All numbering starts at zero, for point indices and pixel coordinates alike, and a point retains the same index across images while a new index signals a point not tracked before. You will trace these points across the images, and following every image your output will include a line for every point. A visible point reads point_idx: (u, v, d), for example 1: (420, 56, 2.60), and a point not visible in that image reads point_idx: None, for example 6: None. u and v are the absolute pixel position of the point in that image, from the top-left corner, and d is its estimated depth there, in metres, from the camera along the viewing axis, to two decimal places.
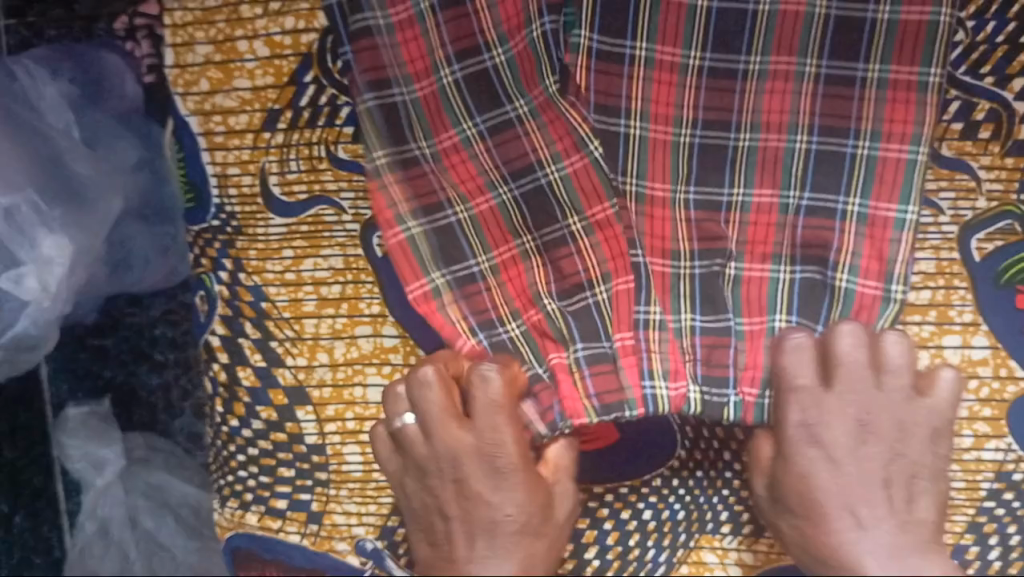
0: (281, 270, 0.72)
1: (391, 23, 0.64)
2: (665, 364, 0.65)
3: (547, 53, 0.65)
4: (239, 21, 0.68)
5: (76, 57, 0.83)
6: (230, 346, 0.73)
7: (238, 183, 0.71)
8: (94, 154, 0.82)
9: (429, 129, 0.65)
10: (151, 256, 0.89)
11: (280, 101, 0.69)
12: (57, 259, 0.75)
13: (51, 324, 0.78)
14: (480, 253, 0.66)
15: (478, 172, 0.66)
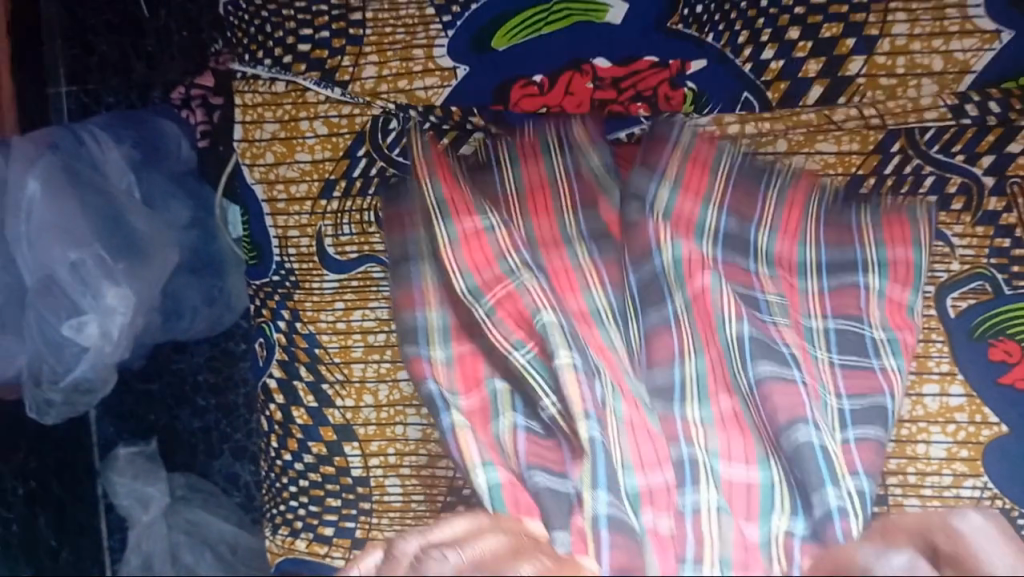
0: (333, 320, 0.81)
1: (418, 209, 0.76)
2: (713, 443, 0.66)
3: (564, 218, 0.75)
4: (304, 105, 0.78)
5: (138, 124, 0.97)
6: (285, 387, 0.83)
7: (298, 243, 0.81)
8: (152, 213, 0.95)
9: (449, 333, 0.73)
10: (199, 306, 1.01)
11: (336, 172, 0.79)
12: (119, 308, 0.89)
13: (106, 371, 0.93)
14: (509, 414, 0.69)
15: (484, 369, 0.71)
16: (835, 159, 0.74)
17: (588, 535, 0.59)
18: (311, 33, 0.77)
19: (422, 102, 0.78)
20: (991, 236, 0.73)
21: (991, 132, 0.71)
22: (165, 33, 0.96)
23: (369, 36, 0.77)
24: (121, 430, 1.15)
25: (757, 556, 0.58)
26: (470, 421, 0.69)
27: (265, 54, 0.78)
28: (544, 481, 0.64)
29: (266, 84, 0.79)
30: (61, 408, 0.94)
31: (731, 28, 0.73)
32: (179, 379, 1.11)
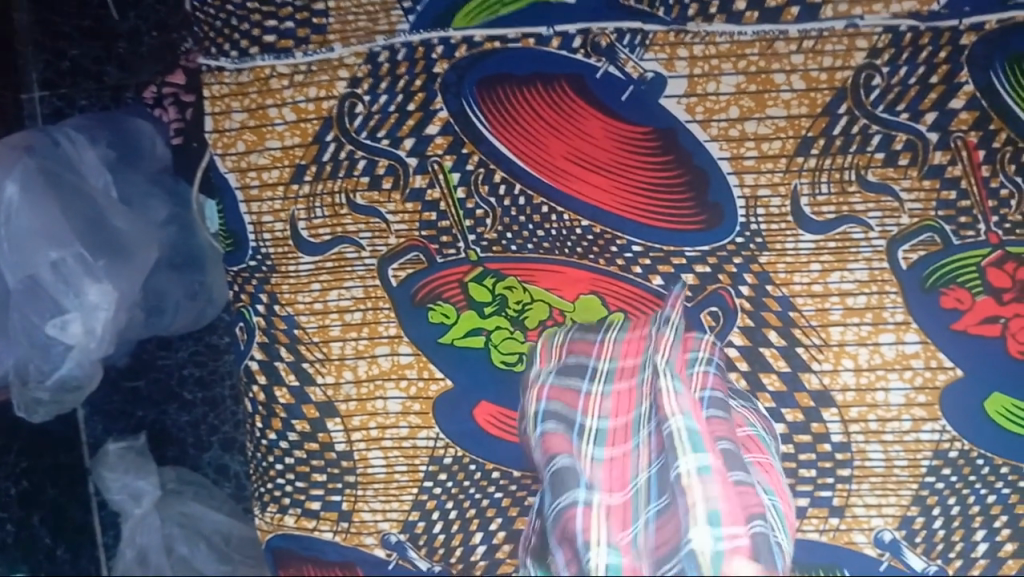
0: (310, 301, 0.83)
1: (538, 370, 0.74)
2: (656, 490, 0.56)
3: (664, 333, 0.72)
4: (270, 92, 0.81)
5: (113, 124, 0.99)
6: (267, 368, 0.85)
7: (272, 228, 0.83)
8: (130, 211, 0.97)
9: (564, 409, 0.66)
10: (181, 302, 1.03)
11: (305, 157, 0.81)
12: (101, 305, 0.92)
13: (94, 368, 0.96)
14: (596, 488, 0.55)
15: (628, 472, 0.57)
16: (785, 122, 0.76)
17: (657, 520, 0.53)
18: (275, 24, 0.79)
19: (385, 83, 0.79)
20: (938, 189, 0.76)
21: (933, 90, 0.74)
22: (135, 34, 0.98)
23: (332, 24, 0.78)
24: (110, 428, 1.16)
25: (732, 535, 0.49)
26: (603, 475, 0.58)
27: (231, 47, 0.80)
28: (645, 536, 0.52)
29: (232, 75, 0.81)
30: (49, 405, 0.96)
31: (681, 1, 0.75)
32: (166, 373, 1.12)
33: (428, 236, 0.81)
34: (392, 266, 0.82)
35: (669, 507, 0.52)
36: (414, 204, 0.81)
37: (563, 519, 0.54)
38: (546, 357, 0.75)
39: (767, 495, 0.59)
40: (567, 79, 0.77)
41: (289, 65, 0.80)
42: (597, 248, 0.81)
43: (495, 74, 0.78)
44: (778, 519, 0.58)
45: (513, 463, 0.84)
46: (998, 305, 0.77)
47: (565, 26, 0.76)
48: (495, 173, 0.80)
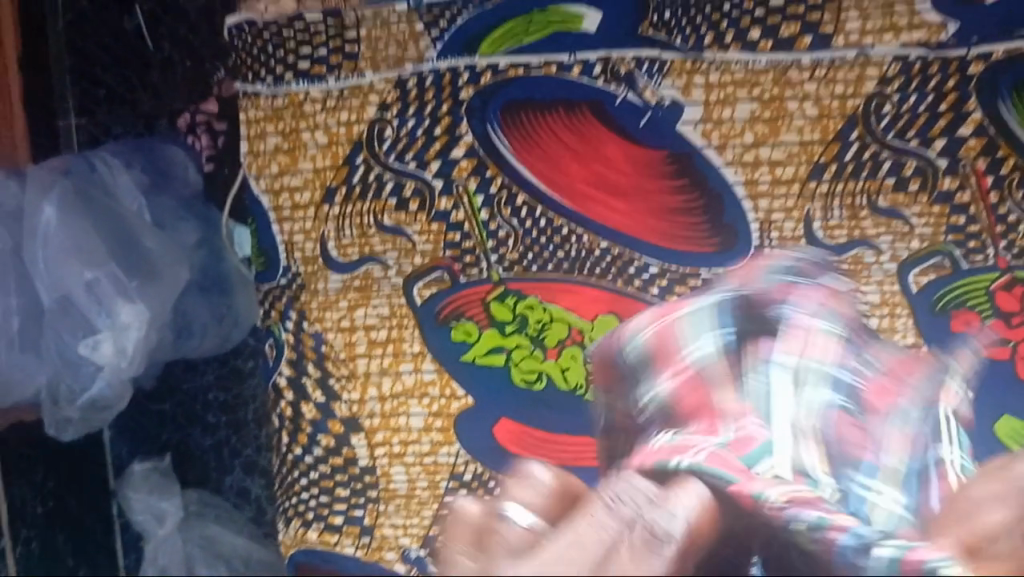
0: (338, 318, 0.86)
1: None
2: None
3: None
4: (303, 116, 0.85)
5: (149, 151, 1.04)
6: (295, 383, 0.87)
7: (302, 248, 0.86)
8: (161, 232, 1.00)
9: None
10: (208, 324, 1.06)
11: (336, 179, 0.85)
12: (133, 324, 0.93)
13: (123, 389, 0.98)
14: None
15: None
16: (798, 148, 0.79)
17: None
18: (310, 52, 0.84)
19: (413, 108, 0.83)
20: (948, 213, 0.78)
21: (941, 118, 0.77)
22: (169, 63, 1.05)
23: (364, 52, 0.83)
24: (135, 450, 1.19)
25: None
26: None
27: (267, 73, 0.85)
28: None
29: (268, 100, 0.85)
30: (81, 423, 0.99)
31: (697, 32, 0.79)
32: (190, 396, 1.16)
33: (453, 257, 0.84)
34: (418, 284, 0.85)
35: None
36: (439, 225, 0.84)
37: None
38: None
39: None
40: (588, 106, 0.81)
41: (322, 90, 0.84)
42: (615, 269, 0.83)
43: (518, 100, 0.82)
44: None
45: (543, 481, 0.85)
46: (1007, 328, 0.79)
47: (587, 53, 0.81)
48: (518, 195, 0.83)
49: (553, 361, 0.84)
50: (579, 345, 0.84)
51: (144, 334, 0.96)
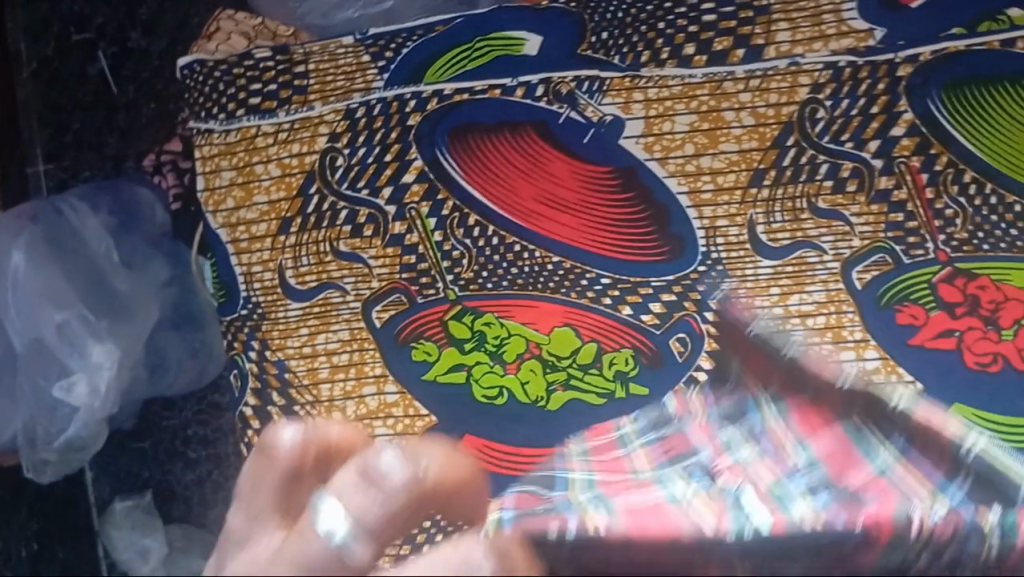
0: (299, 345, 0.87)
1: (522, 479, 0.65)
2: (694, 515, 0.53)
3: (633, 457, 0.70)
4: (256, 150, 0.87)
5: (116, 194, 1.06)
6: (261, 413, 0.87)
7: (261, 278, 0.88)
8: (131, 272, 1.02)
9: (540, 488, 0.58)
10: (183, 360, 1.05)
11: (291, 210, 0.86)
12: (104, 364, 0.96)
13: (99, 427, 0.98)
14: (591, 517, 0.49)
15: (643, 514, 0.52)
16: (738, 156, 0.81)
17: (728, 522, 0.52)
18: (260, 87, 0.86)
19: (364, 137, 0.85)
20: (886, 211, 0.80)
21: (874, 119, 0.79)
22: (133, 105, 1.07)
23: (312, 84, 0.86)
24: (117, 488, 1.20)
25: (809, 536, 0.51)
26: (593, 513, 0.51)
27: (220, 110, 0.87)
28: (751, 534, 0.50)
29: (221, 136, 0.87)
30: (59, 465, 0.99)
31: (633, 50, 0.82)
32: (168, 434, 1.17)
33: (409, 278, 0.86)
34: (376, 307, 0.86)
35: (699, 521, 0.51)
36: (394, 249, 0.86)
37: (532, 521, 0.43)
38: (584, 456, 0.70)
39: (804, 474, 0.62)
40: (533, 127, 0.83)
41: (273, 124, 0.86)
42: (567, 283, 0.85)
43: (465, 123, 0.84)
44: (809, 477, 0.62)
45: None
46: (952, 319, 0.80)
47: (528, 76, 0.83)
48: (469, 217, 0.85)
49: (513, 375, 0.85)
50: (537, 358, 0.85)
51: (116, 371, 0.97)
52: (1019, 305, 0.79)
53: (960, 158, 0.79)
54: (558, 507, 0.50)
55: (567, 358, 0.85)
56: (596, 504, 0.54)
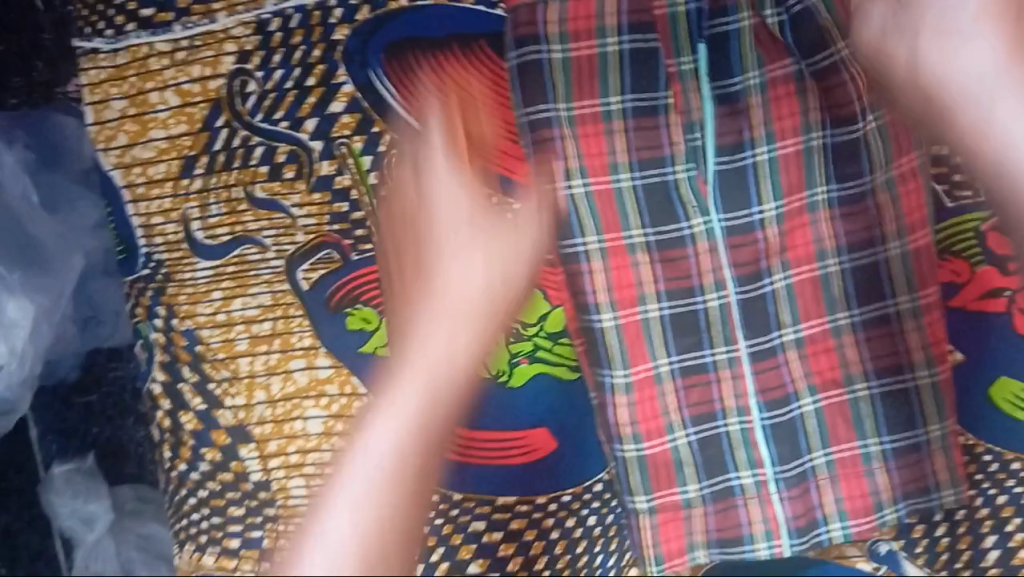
0: (212, 312, 0.72)
1: (631, 381, 0.65)
2: (738, 400, 0.67)
3: (631, 204, 0.65)
4: (149, 74, 0.70)
5: (29, 125, 0.74)
6: (172, 391, 0.74)
7: (163, 231, 0.72)
8: (51, 218, 0.74)
9: (627, 359, 0.65)
10: (120, 310, 0.82)
11: (195, 148, 0.71)
12: (22, 321, 0.68)
13: (26, 386, 0.72)
14: (693, 482, 0.67)
15: (661, 412, 0.66)
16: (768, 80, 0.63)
17: (750, 496, 0.68)
18: None
19: (280, 56, 0.69)
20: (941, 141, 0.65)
21: None
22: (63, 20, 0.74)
23: None
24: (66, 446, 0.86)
25: (795, 439, 0.67)
26: (644, 434, 0.66)
27: (106, 26, 0.69)
28: (731, 424, 0.67)
29: (108, 57, 0.70)
30: None
31: None
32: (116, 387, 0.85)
33: (341, 231, 0.71)
34: (303, 266, 0.71)
35: (726, 496, 0.68)
36: (322, 195, 0.70)
37: (723, 500, 0.68)
38: (596, 275, 0.64)
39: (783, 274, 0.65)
40: (488, 40, 0.68)
41: (168, 41, 0.69)
42: None
43: (406, 37, 0.68)
44: (788, 301, 0.66)
45: (505, 487, 0.72)
46: (1003, 276, 0.65)
47: None
48: None
49: None
50: None
51: (55, 336, 0.77)
52: None
53: None
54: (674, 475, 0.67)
55: (534, 325, 0.71)
56: (688, 470, 0.67)
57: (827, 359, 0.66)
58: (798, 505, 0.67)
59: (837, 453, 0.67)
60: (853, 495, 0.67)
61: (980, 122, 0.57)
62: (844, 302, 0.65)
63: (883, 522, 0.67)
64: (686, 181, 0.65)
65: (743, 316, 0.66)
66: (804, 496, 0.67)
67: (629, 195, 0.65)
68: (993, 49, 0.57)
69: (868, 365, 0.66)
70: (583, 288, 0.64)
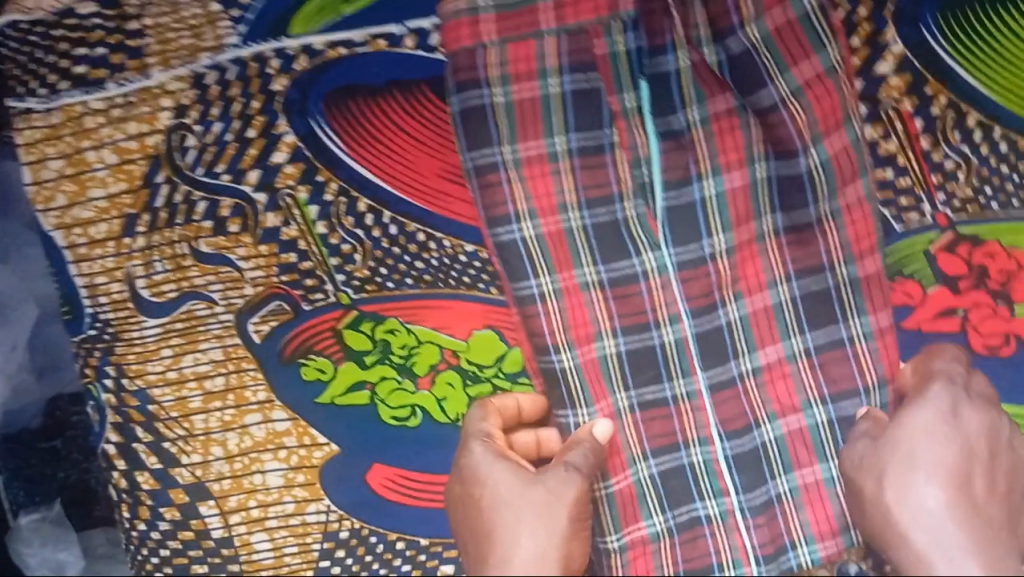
0: (162, 370, 0.71)
1: (597, 416, 0.62)
2: (702, 430, 0.64)
3: (582, 241, 0.63)
4: (85, 132, 0.68)
5: None
6: (126, 451, 0.71)
7: (108, 291, 0.70)
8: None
9: (590, 396, 0.62)
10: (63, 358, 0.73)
11: (136, 205, 0.69)
12: None
13: None
14: (658, 513, 0.63)
15: (624, 447, 0.63)
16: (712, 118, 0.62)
17: (716, 527, 0.63)
18: (85, 52, 0.67)
19: (218, 108, 0.68)
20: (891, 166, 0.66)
21: (857, 53, 0.65)
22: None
23: (150, 45, 0.67)
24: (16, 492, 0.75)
25: (759, 465, 0.63)
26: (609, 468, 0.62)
27: (37, 84, 0.68)
28: (694, 455, 0.64)
29: (42, 116, 0.68)
30: None
31: None
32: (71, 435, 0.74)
33: (290, 282, 0.70)
34: (253, 319, 0.70)
35: (690, 528, 0.63)
36: (269, 246, 0.69)
37: (689, 533, 0.63)
38: (552, 317, 0.62)
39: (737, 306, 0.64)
40: (429, 84, 0.68)
41: (102, 99, 0.68)
42: (487, 275, 0.70)
43: (345, 84, 0.68)
44: (742, 329, 0.64)
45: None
46: (954, 297, 0.66)
47: (419, 21, 0.67)
48: (359, 201, 0.69)
49: (427, 391, 0.71)
50: (454, 369, 0.70)
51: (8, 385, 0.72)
52: None
53: (963, 99, 0.65)
54: (641, 506, 0.63)
55: (491, 367, 0.70)
56: (651, 501, 0.63)
57: (785, 386, 0.64)
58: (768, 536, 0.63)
59: (800, 479, 0.63)
60: (818, 519, 0.63)
61: (875, 498, 0.54)
62: (800, 329, 0.63)
63: (851, 541, 0.63)
64: (635, 219, 0.63)
65: (699, 343, 0.64)
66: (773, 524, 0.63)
67: (580, 227, 0.63)
68: (936, 410, 0.54)
69: (824, 390, 0.63)
70: (538, 330, 0.62)
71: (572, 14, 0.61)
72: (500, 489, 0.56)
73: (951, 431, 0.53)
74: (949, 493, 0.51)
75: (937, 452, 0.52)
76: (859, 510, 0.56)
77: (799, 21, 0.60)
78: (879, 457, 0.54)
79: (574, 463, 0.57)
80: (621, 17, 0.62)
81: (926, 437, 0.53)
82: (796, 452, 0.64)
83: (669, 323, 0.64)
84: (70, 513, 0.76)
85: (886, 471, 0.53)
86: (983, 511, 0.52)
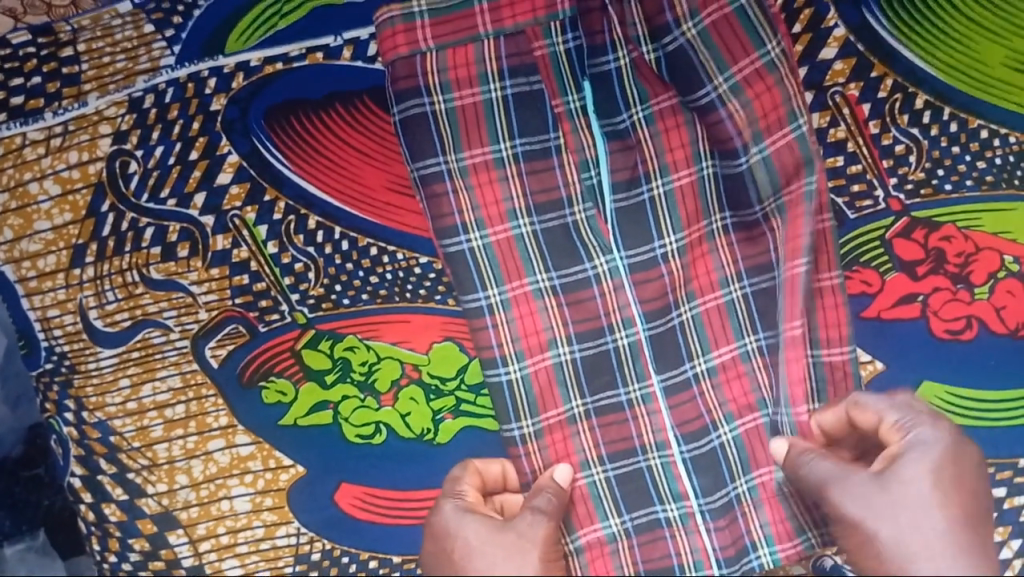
0: (121, 401, 0.70)
1: (541, 427, 0.62)
2: (657, 434, 0.63)
3: (535, 250, 0.62)
4: (26, 165, 0.68)
5: None
6: (91, 484, 0.70)
7: (61, 323, 0.69)
8: None
9: (537, 407, 0.62)
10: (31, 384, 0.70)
11: (83, 236, 0.68)
12: None
13: None
14: (614, 515, 0.62)
15: (576, 450, 0.62)
16: (658, 117, 0.62)
17: (675, 529, 0.62)
18: (22, 82, 0.67)
19: (157, 132, 0.68)
20: (843, 151, 0.66)
21: (799, 41, 0.66)
22: None
23: (86, 71, 0.67)
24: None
25: (718, 465, 0.62)
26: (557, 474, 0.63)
27: None
28: (651, 458, 0.63)
29: None
30: None
31: None
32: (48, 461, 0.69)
33: (244, 304, 0.69)
34: (209, 344, 0.69)
35: (649, 530, 0.62)
36: (220, 269, 0.69)
37: (649, 535, 0.62)
38: (500, 331, 0.62)
39: (689, 304, 0.63)
40: (370, 95, 0.69)
41: (42, 129, 0.68)
42: (443, 287, 0.70)
43: (286, 101, 0.68)
44: (696, 329, 0.63)
45: None
46: (913, 281, 0.66)
47: (355, 32, 0.68)
48: (309, 219, 0.69)
49: (390, 407, 0.69)
50: (417, 383, 0.69)
51: None
52: (993, 255, 0.66)
53: (908, 79, 0.66)
54: (597, 511, 0.62)
55: (453, 379, 0.69)
56: (608, 505, 0.62)
57: (740, 385, 0.63)
58: (726, 536, 0.62)
59: (759, 479, 0.62)
60: (776, 519, 0.62)
61: (870, 536, 0.52)
62: (752, 326, 0.63)
63: (809, 544, 0.61)
64: (585, 222, 0.62)
65: (649, 348, 0.63)
66: (732, 522, 0.62)
67: (529, 232, 0.62)
68: (943, 445, 0.53)
69: (777, 389, 0.62)
70: (487, 343, 0.62)
71: (509, 15, 0.60)
72: (471, 540, 0.55)
73: (955, 471, 0.52)
74: (957, 534, 0.50)
75: (944, 491, 0.51)
76: (866, 558, 0.53)
77: (736, 17, 0.60)
78: (884, 497, 0.52)
79: (540, 506, 0.57)
80: (559, 17, 0.61)
81: (932, 482, 0.52)
82: (754, 450, 0.62)
83: (621, 328, 0.62)
84: (56, 542, 0.69)
85: (900, 520, 0.51)
86: (989, 554, 0.51)
